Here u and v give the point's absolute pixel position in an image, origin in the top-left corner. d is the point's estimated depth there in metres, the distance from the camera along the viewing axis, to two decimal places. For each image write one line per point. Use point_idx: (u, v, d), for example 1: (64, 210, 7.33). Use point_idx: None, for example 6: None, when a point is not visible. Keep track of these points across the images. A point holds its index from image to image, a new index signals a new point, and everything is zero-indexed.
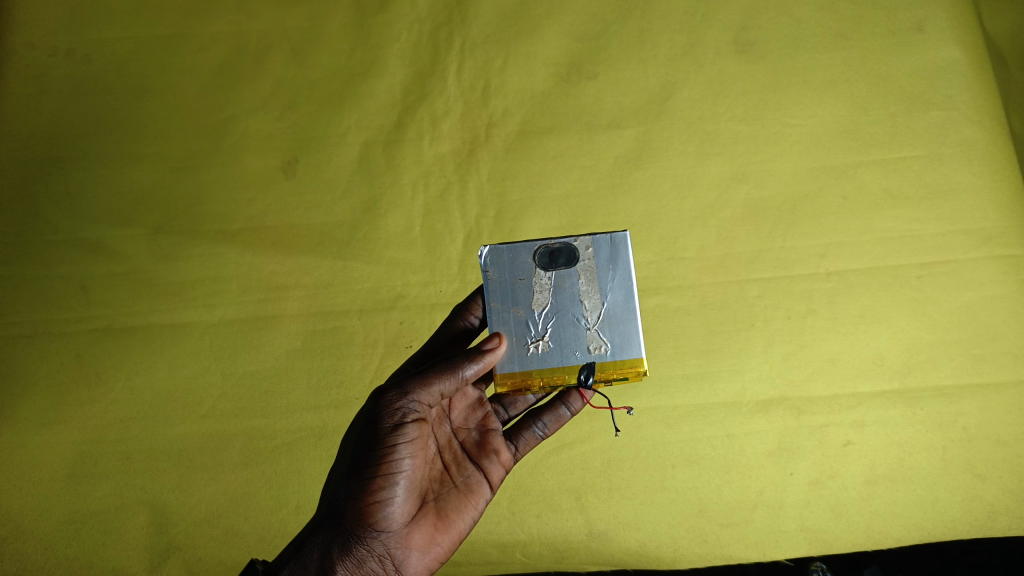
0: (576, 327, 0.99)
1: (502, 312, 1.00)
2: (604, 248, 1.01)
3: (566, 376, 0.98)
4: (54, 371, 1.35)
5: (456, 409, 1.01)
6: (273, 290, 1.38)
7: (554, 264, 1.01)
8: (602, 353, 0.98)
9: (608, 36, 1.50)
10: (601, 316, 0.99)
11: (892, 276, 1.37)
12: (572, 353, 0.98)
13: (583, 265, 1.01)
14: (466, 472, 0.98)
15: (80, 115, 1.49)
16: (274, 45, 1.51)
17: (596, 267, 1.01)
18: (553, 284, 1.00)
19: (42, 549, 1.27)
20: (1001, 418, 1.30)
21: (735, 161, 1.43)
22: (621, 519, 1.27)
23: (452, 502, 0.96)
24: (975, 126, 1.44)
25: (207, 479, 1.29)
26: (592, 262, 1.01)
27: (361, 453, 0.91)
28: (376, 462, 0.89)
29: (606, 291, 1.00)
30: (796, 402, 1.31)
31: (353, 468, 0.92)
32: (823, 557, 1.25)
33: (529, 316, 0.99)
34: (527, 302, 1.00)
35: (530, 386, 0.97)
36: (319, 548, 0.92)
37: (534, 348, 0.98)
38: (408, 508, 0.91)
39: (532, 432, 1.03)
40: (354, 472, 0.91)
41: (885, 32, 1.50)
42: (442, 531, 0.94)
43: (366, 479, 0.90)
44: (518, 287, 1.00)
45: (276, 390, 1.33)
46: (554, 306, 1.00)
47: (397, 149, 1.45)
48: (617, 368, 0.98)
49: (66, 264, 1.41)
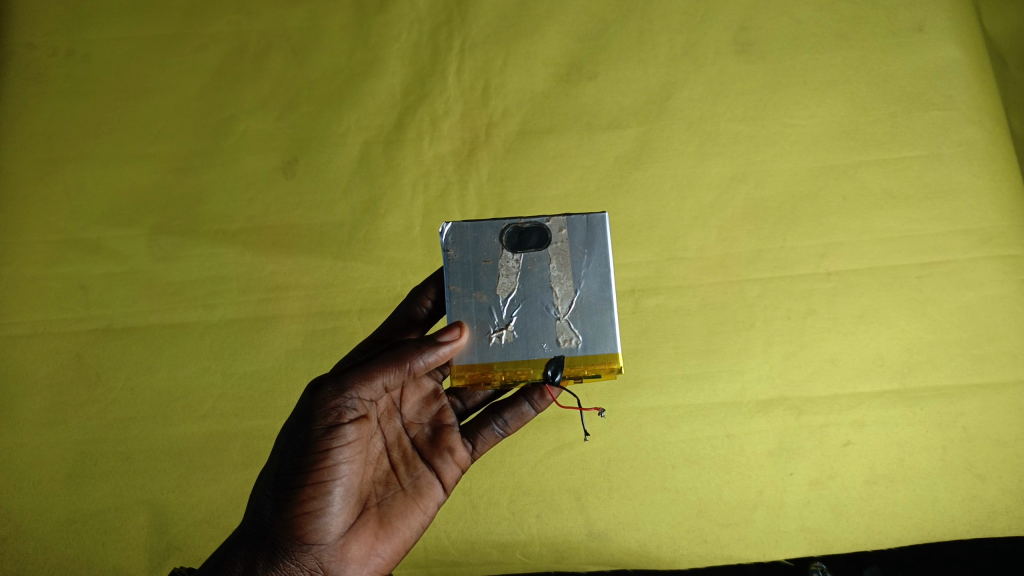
0: (545, 317, 0.93)
1: (463, 297, 0.94)
2: (579, 232, 0.96)
3: (532, 371, 0.92)
4: (53, 371, 1.35)
5: (408, 402, 0.98)
6: (273, 290, 1.38)
7: (524, 247, 0.95)
8: (572, 347, 0.92)
9: (607, 36, 1.50)
10: (574, 306, 0.93)
11: (892, 276, 1.37)
12: (539, 345, 0.93)
13: (556, 249, 0.95)
14: (415, 473, 0.95)
15: (79, 114, 1.49)
16: (274, 45, 1.51)
17: (570, 251, 0.95)
18: (521, 269, 0.95)
19: (42, 549, 1.27)
20: (1001, 418, 1.30)
21: (736, 161, 1.43)
22: (620, 520, 1.27)
23: (397, 507, 0.93)
24: (975, 126, 1.44)
25: (207, 479, 1.29)
26: (566, 244, 0.95)
27: (292, 456, 0.86)
28: (308, 467, 0.85)
29: (581, 278, 0.94)
30: (796, 402, 1.31)
31: (283, 472, 0.87)
32: (823, 557, 1.25)
33: (493, 302, 0.94)
34: (491, 287, 0.94)
35: (491, 380, 0.92)
36: (245, 561, 0.87)
37: (496, 339, 0.93)
38: (345, 517, 0.87)
39: (491, 430, 0.99)
40: (283, 476, 0.86)
41: (885, 32, 1.50)
42: (384, 541, 0.90)
43: (296, 485, 0.85)
44: (481, 269, 0.95)
45: (276, 390, 1.33)
46: (521, 293, 0.94)
47: (397, 149, 1.45)
48: (589, 364, 0.92)
49: (66, 264, 1.40)
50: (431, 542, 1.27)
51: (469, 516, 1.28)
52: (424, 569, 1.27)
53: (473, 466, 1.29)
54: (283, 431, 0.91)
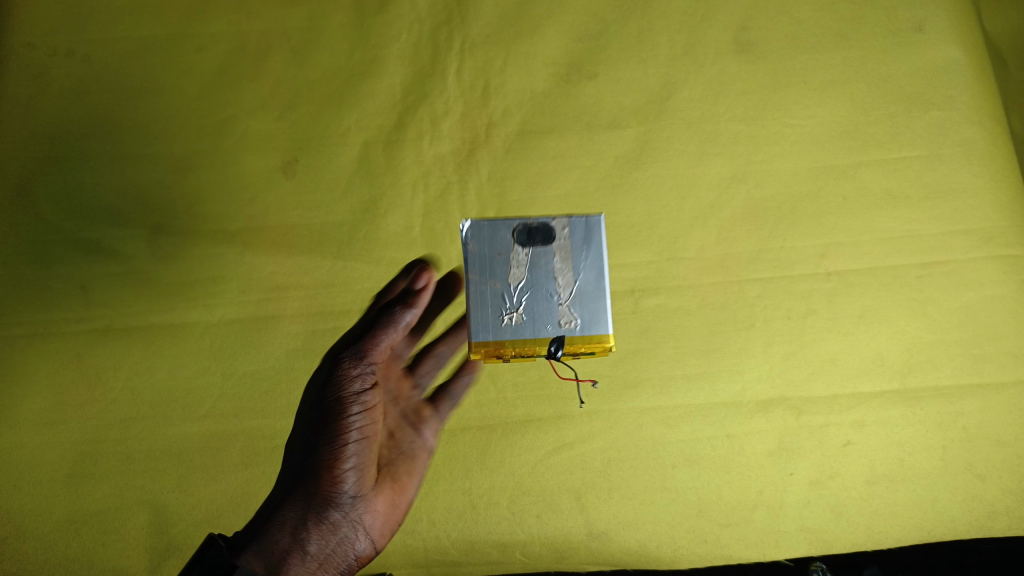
0: (550, 303, 0.99)
1: (477, 284, 0.98)
2: (581, 226, 0.99)
3: (537, 349, 0.98)
4: (54, 371, 1.35)
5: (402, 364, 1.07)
6: (273, 290, 1.38)
7: (531, 238, 0.98)
8: (572, 329, 0.98)
9: (607, 36, 1.50)
10: (576, 294, 0.98)
11: (892, 276, 1.37)
12: (544, 328, 0.98)
13: (562, 240, 0.99)
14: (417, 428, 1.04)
15: (79, 114, 1.49)
16: (274, 46, 1.50)
17: (571, 247, 0.99)
18: (530, 261, 0.98)
19: (42, 549, 1.27)
20: (1001, 418, 1.31)
21: (736, 161, 1.43)
22: (621, 520, 1.27)
23: None
24: (975, 126, 1.44)
25: (207, 480, 1.29)
26: (568, 240, 0.99)
27: (312, 415, 1.02)
28: (325, 421, 0.99)
29: (580, 271, 0.99)
30: (796, 402, 1.31)
31: (306, 431, 1.02)
32: (823, 557, 1.25)
33: (505, 290, 0.98)
34: (503, 276, 0.98)
35: (502, 355, 0.98)
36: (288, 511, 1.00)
37: (506, 322, 0.98)
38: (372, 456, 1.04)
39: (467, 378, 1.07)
40: (307, 433, 1.02)
41: (885, 32, 1.50)
42: None
43: (316, 437, 1.00)
44: (495, 260, 0.98)
45: (276, 390, 1.33)
46: (530, 282, 0.98)
47: (397, 149, 1.45)
48: (586, 342, 0.99)
49: (66, 264, 1.40)
50: (431, 542, 1.26)
51: (469, 516, 1.27)
52: (424, 569, 1.26)
53: (474, 466, 1.29)
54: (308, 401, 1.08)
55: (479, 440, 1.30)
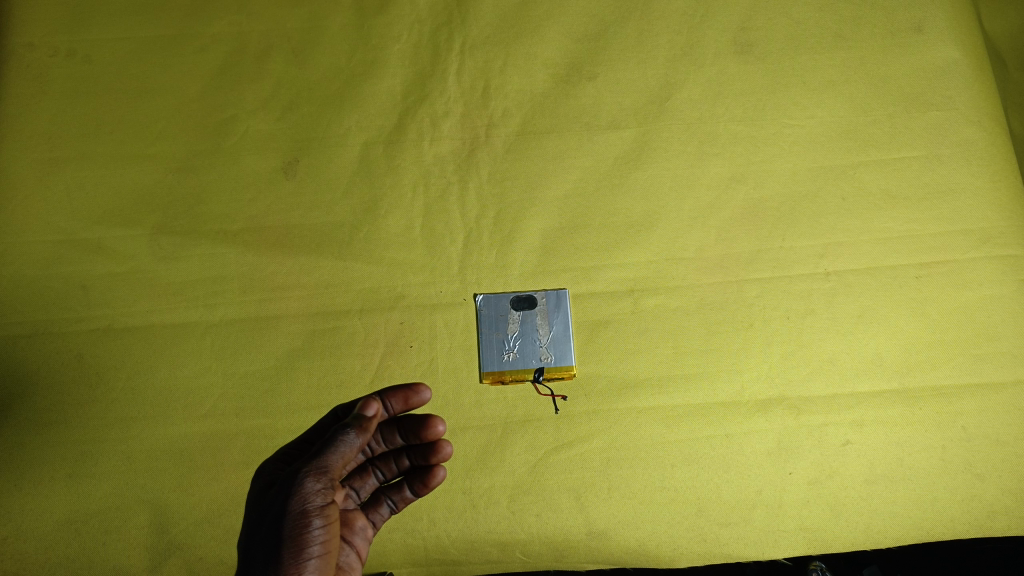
0: None
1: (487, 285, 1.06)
2: (553, 295, 1.37)
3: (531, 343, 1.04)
4: (54, 371, 1.35)
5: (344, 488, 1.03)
6: (273, 290, 1.38)
7: (522, 304, 1.37)
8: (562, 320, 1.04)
9: (607, 37, 1.51)
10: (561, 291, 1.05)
11: (891, 276, 1.38)
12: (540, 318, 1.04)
13: (541, 305, 1.36)
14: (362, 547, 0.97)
15: (79, 114, 1.49)
16: (274, 46, 1.51)
17: (547, 310, 1.36)
18: None
19: (43, 548, 1.27)
20: (1000, 418, 1.31)
21: (735, 162, 1.43)
22: (621, 519, 1.27)
23: None
24: (974, 127, 1.45)
25: (207, 479, 1.30)
26: (545, 305, 1.36)
27: (261, 541, 0.88)
28: (278, 548, 0.87)
29: (552, 325, 1.35)
30: (794, 402, 1.32)
31: (253, 557, 0.89)
32: (822, 556, 1.26)
33: None
34: None
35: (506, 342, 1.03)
36: None
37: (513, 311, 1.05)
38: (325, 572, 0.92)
39: (384, 508, 1.12)
40: (253, 562, 0.88)
41: (885, 33, 1.51)
42: None
43: (265, 568, 0.86)
44: None
45: (277, 390, 1.33)
46: None
47: (397, 150, 1.45)
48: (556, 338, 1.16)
49: (66, 264, 1.40)
50: (431, 541, 1.26)
51: (469, 515, 1.27)
52: (424, 569, 1.27)
53: (474, 466, 1.29)
54: (247, 522, 0.95)
55: (479, 440, 1.31)
